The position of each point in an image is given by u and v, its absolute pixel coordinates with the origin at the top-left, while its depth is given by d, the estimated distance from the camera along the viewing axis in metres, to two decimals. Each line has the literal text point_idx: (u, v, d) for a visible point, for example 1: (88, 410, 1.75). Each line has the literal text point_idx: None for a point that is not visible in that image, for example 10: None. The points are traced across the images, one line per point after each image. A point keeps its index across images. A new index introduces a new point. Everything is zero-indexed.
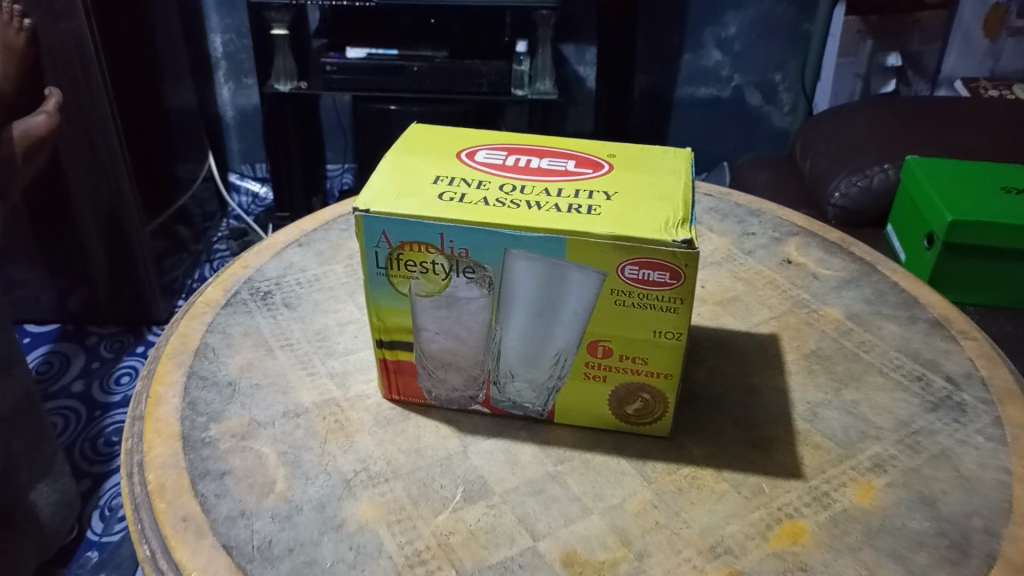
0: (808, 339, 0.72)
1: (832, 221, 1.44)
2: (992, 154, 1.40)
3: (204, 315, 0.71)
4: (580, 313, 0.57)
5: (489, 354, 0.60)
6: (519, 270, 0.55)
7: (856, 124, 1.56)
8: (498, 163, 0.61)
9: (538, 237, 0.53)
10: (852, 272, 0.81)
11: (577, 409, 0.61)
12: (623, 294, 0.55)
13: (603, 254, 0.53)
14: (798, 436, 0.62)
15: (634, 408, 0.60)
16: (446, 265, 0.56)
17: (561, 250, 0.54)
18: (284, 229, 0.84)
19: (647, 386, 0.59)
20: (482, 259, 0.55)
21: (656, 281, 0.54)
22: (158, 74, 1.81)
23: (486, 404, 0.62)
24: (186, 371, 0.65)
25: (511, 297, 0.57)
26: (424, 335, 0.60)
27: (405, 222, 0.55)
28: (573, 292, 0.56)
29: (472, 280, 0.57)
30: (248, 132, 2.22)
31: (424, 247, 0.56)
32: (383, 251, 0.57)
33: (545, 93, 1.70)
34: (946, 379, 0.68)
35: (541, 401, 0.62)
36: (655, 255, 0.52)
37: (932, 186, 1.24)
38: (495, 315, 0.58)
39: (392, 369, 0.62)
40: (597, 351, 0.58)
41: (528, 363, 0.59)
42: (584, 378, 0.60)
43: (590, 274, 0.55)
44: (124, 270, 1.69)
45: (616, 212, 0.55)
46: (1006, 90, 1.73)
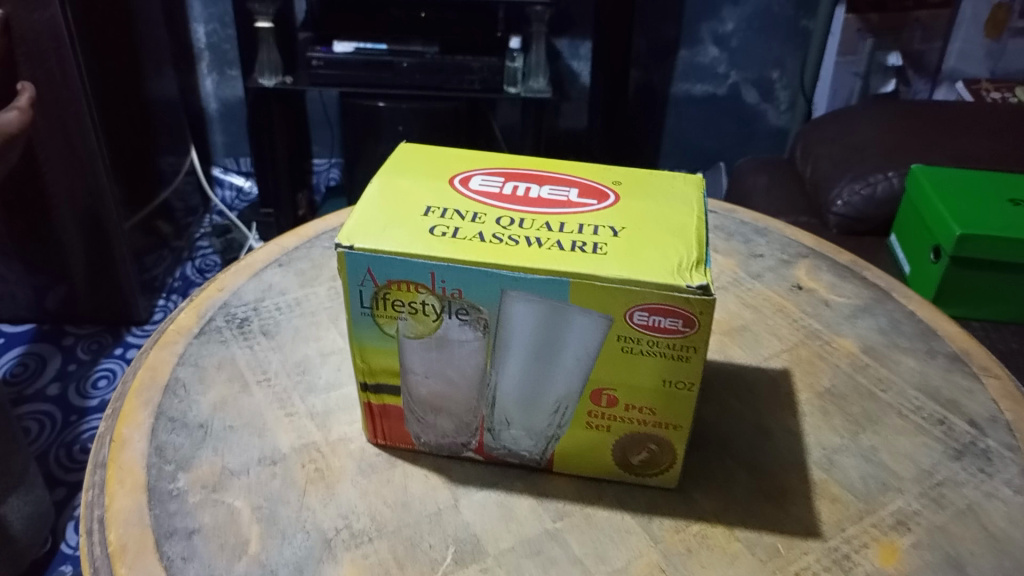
0: (822, 375, 0.68)
1: (833, 229, 1.40)
2: (998, 163, 1.36)
3: (175, 346, 0.66)
4: (584, 358, 0.52)
5: (482, 399, 0.55)
6: (518, 313, 0.51)
7: (860, 128, 1.52)
8: (494, 190, 0.56)
9: (539, 279, 0.49)
10: (866, 299, 0.76)
11: (577, 459, 0.57)
12: (631, 341, 0.51)
13: (611, 298, 0.49)
14: (814, 488, 0.58)
15: (640, 458, 0.56)
16: (437, 306, 0.51)
17: (563, 293, 0.49)
18: (263, 246, 0.79)
19: (654, 436, 0.55)
20: (476, 300, 0.50)
21: (668, 328, 0.49)
22: (139, 64, 1.75)
23: (479, 451, 0.58)
24: (153, 412, 0.60)
25: (508, 340, 0.52)
26: (412, 378, 0.55)
27: (393, 260, 0.50)
28: (576, 336, 0.51)
29: (465, 322, 0.52)
30: (232, 125, 2.16)
31: (413, 286, 0.51)
32: (368, 289, 0.51)
33: (539, 92, 1.63)
34: (969, 423, 0.63)
35: (538, 449, 0.57)
36: (666, 301, 0.48)
37: (939, 197, 1.20)
38: (491, 358, 0.53)
39: (377, 413, 0.57)
40: (600, 400, 0.54)
41: (526, 409, 0.55)
42: (586, 427, 0.55)
43: (596, 318, 0.50)
44: (105, 268, 1.63)
45: (624, 251, 0.50)
46: (1008, 93, 1.68)
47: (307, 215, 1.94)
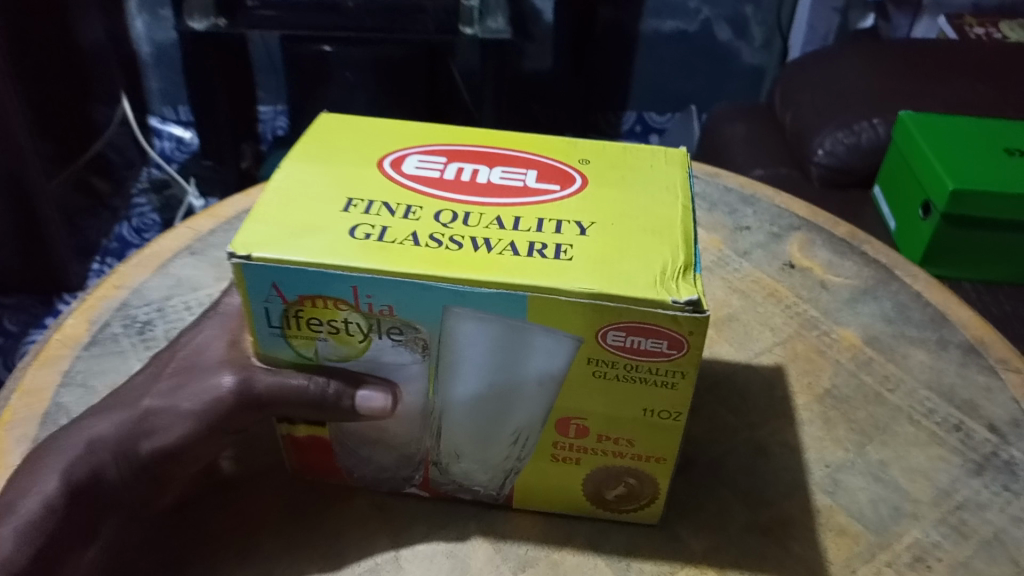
0: (822, 374, 0.59)
1: (816, 181, 1.32)
2: (989, 111, 1.27)
3: (59, 363, 0.55)
4: (548, 383, 0.42)
5: (425, 431, 0.45)
6: (464, 332, 0.40)
7: (843, 70, 1.42)
8: (435, 176, 0.46)
9: (489, 294, 0.38)
10: (867, 280, 0.68)
11: (540, 496, 0.48)
12: (605, 365, 0.41)
13: (580, 316, 0.39)
14: (818, 518, 0.49)
15: (616, 493, 0.47)
16: (363, 326, 0.41)
17: (521, 309, 0.39)
18: (172, 231, 0.68)
19: (633, 469, 0.46)
20: (413, 318, 0.40)
21: (650, 351, 0.40)
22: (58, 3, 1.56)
23: (425, 488, 0.49)
24: (28, 450, 0.49)
25: (454, 363, 0.42)
26: None
27: (302, 272, 0.39)
28: (539, 359, 0.41)
29: (400, 343, 0.42)
30: (169, 70, 1.98)
31: (331, 301, 0.40)
32: (276, 306, 0.41)
33: (499, 34, 1.45)
34: (989, 429, 0.55)
35: (496, 486, 0.48)
36: (649, 321, 0.38)
37: (932, 149, 1.10)
38: (433, 384, 0.43)
39: (299, 445, 0.48)
40: (568, 430, 0.44)
41: (479, 443, 0.45)
42: (552, 461, 0.46)
43: (562, 339, 0.40)
44: (31, 234, 1.45)
45: (595, 255, 0.40)
46: (992, 28, 1.57)
47: (254, 168, 1.78)
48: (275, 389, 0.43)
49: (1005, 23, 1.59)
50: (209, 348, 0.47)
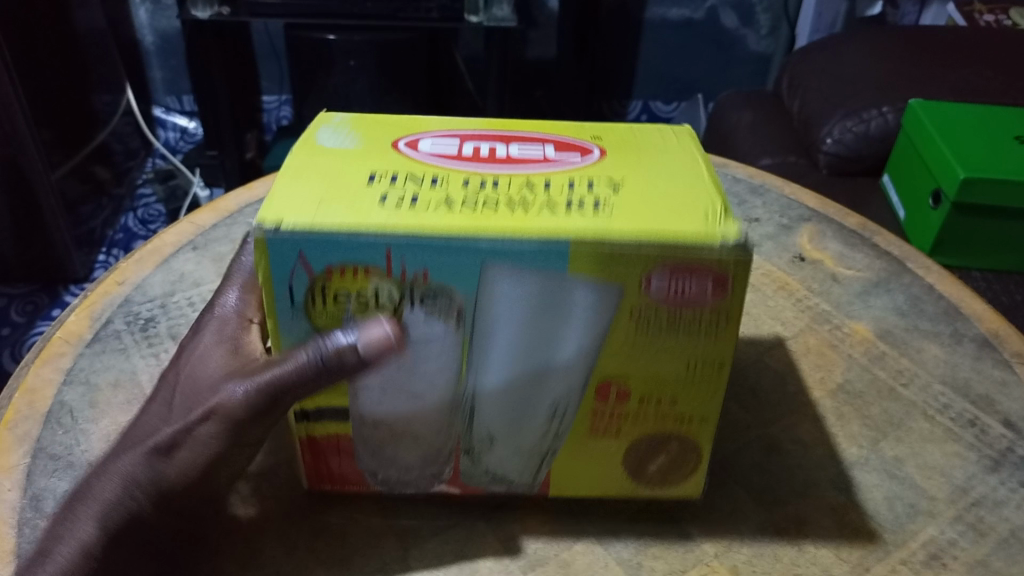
0: (834, 369, 0.58)
1: (823, 169, 1.31)
2: (999, 98, 1.26)
3: (61, 360, 0.55)
4: (588, 342, 0.41)
5: (457, 416, 0.44)
6: (502, 292, 0.39)
7: (851, 58, 1.40)
8: (450, 152, 0.45)
9: (532, 246, 0.37)
10: (879, 272, 0.67)
11: (578, 477, 0.47)
12: (647, 317, 0.40)
13: (627, 264, 0.38)
14: (832, 516, 0.49)
15: (657, 462, 0.46)
16: (394, 295, 0.39)
17: (565, 261, 0.38)
18: (175, 226, 0.67)
19: (674, 433, 0.45)
20: (448, 282, 0.39)
21: (695, 294, 0.39)
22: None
23: (455, 483, 0.47)
24: (30, 450, 0.49)
25: (489, 329, 0.41)
26: (365, 398, 0.43)
27: (332, 239, 0.37)
28: (577, 319, 0.40)
29: (433, 314, 0.40)
30: (172, 59, 1.96)
31: (361, 271, 0.39)
32: (300, 282, 0.39)
33: (503, 21, 1.44)
34: (1004, 425, 0.55)
35: (530, 470, 0.47)
36: (697, 261, 0.38)
37: (943, 137, 1.09)
38: (465, 362, 0.42)
39: (319, 451, 0.46)
40: (608, 396, 0.43)
41: (514, 418, 0.44)
42: (591, 433, 0.45)
43: (604, 292, 0.39)
44: (33, 223, 1.44)
45: (631, 206, 0.39)
46: (1002, 15, 1.55)
47: (257, 158, 1.78)
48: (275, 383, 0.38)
49: (1015, 10, 1.57)
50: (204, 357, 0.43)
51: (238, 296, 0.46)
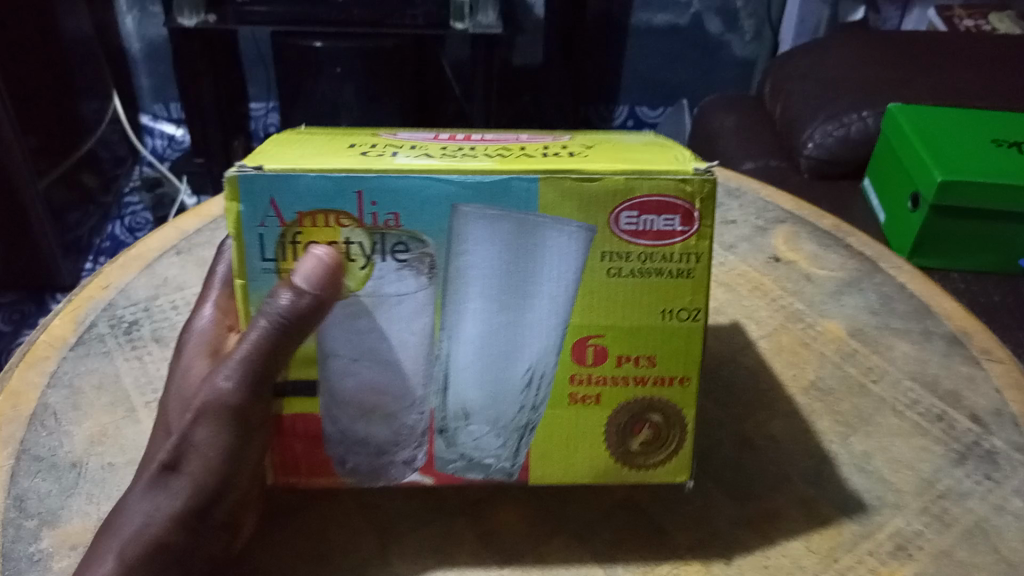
0: (807, 367, 0.60)
1: (805, 172, 1.32)
2: (977, 100, 1.28)
3: (45, 364, 0.55)
4: (562, 291, 0.42)
5: (430, 384, 0.43)
6: (474, 236, 0.41)
7: (832, 62, 1.42)
8: (430, 138, 0.47)
9: (500, 181, 0.40)
10: (852, 272, 0.68)
11: (560, 461, 0.45)
12: (618, 263, 0.42)
13: (593, 198, 0.40)
14: (803, 510, 0.50)
15: (641, 441, 0.45)
16: (365, 246, 0.40)
17: (532, 196, 0.40)
18: (158, 232, 0.68)
19: (655, 403, 0.44)
20: (420, 226, 0.40)
21: (662, 232, 0.41)
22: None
23: (428, 471, 0.45)
24: (14, 451, 0.49)
25: (462, 279, 0.42)
26: (336, 365, 0.43)
27: (305, 181, 0.39)
28: (551, 262, 0.41)
29: (405, 264, 0.41)
30: (159, 67, 1.96)
31: (333, 218, 0.40)
32: (271, 233, 0.40)
33: (489, 28, 1.46)
34: (972, 420, 0.56)
35: (508, 454, 0.45)
36: (662, 191, 0.40)
37: (920, 140, 1.11)
38: (440, 319, 0.42)
39: (288, 434, 0.44)
40: (585, 356, 0.44)
41: (490, 385, 0.44)
42: (570, 404, 0.44)
43: (573, 231, 0.41)
44: (19, 231, 1.45)
45: (597, 156, 0.42)
46: (982, 20, 1.58)
47: None
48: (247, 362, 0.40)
49: (994, 14, 1.59)
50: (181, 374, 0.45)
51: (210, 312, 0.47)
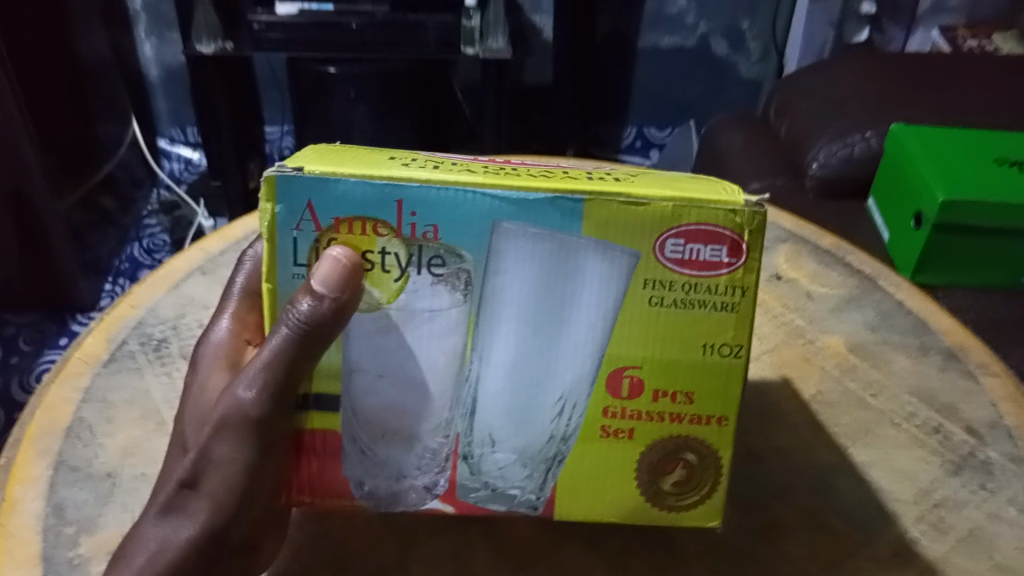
0: (809, 381, 0.62)
1: (811, 191, 1.34)
2: (978, 120, 1.30)
3: (79, 380, 0.58)
4: (599, 321, 0.44)
5: (457, 407, 0.46)
6: (513, 257, 0.42)
7: (835, 82, 1.45)
8: (473, 158, 0.49)
9: (544, 198, 0.41)
10: (852, 289, 0.71)
11: (593, 490, 0.47)
12: (661, 292, 0.43)
13: (638, 221, 0.42)
14: (805, 519, 0.52)
15: (673, 480, 0.47)
16: (399, 257, 0.42)
17: (578, 214, 0.41)
18: (185, 252, 0.71)
19: (691, 442, 0.46)
20: (457, 242, 0.42)
21: (708, 262, 0.42)
22: (64, 26, 1.60)
23: (448, 498, 0.47)
24: (51, 462, 0.52)
25: (496, 302, 0.44)
26: (360, 379, 0.45)
27: (348, 185, 0.41)
28: (589, 289, 0.43)
29: (438, 279, 0.43)
30: (177, 91, 2.01)
31: (370, 226, 0.42)
32: (305, 238, 0.42)
33: (498, 53, 1.47)
34: (968, 431, 0.58)
35: (534, 486, 0.47)
36: (711, 221, 0.42)
37: (924, 160, 1.13)
38: (471, 340, 0.44)
39: (306, 449, 0.47)
40: (623, 385, 0.45)
41: (521, 414, 0.46)
42: (602, 437, 0.46)
43: (616, 258, 0.42)
44: (41, 253, 1.48)
45: (642, 181, 0.44)
46: (985, 40, 1.61)
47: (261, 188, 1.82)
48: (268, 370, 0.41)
49: (998, 35, 1.62)
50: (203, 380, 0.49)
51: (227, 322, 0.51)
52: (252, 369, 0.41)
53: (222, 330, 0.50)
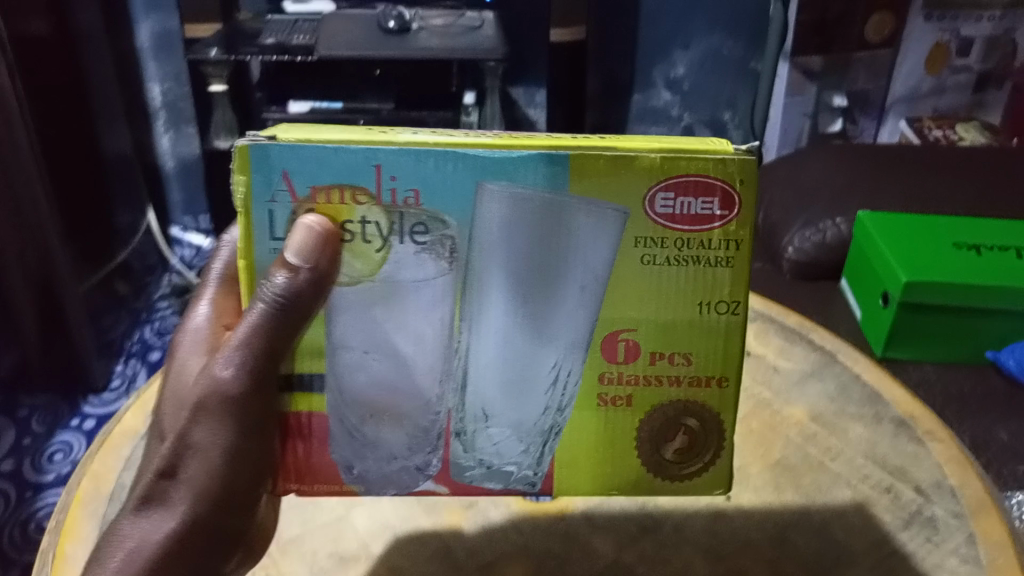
0: (773, 447, 0.69)
1: (787, 273, 1.43)
2: (941, 208, 1.41)
3: (122, 448, 0.66)
4: (591, 283, 0.50)
5: (449, 381, 0.53)
6: (500, 216, 0.48)
7: (811, 172, 1.55)
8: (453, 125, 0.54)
9: (529, 156, 0.47)
10: (814, 364, 0.78)
11: (605, 464, 0.55)
12: (653, 254, 0.50)
13: (626, 179, 0.48)
14: (767, 567, 0.59)
15: (674, 448, 0.55)
16: (379, 225, 0.48)
17: (563, 168, 0.47)
18: None
19: (690, 407, 0.54)
20: (440, 208, 0.48)
21: (700, 214, 0.49)
22: (84, 123, 1.70)
23: (440, 479, 0.56)
24: (98, 524, 0.60)
25: (484, 268, 0.50)
26: (348, 355, 0.52)
27: (324, 156, 0.47)
28: (584, 241, 0.49)
29: (423, 246, 0.49)
30: (191, 181, 2.09)
31: (349, 194, 0.48)
32: (280, 211, 0.48)
33: None
34: (916, 490, 0.65)
35: (531, 462, 0.55)
36: (704, 172, 0.47)
37: (888, 246, 1.22)
38: (458, 308, 0.51)
39: (292, 431, 0.54)
40: (622, 350, 0.52)
41: (515, 394, 0.53)
42: (604, 406, 0.54)
43: (612, 212, 0.48)
44: (58, 337, 1.51)
45: (618, 138, 0.49)
46: (950, 130, 1.72)
47: None
48: (248, 344, 0.50)
49: (962, 125, 1.75)
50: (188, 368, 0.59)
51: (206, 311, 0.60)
52: (231, 347, 0.51)
53: (203, 316, 0.60)
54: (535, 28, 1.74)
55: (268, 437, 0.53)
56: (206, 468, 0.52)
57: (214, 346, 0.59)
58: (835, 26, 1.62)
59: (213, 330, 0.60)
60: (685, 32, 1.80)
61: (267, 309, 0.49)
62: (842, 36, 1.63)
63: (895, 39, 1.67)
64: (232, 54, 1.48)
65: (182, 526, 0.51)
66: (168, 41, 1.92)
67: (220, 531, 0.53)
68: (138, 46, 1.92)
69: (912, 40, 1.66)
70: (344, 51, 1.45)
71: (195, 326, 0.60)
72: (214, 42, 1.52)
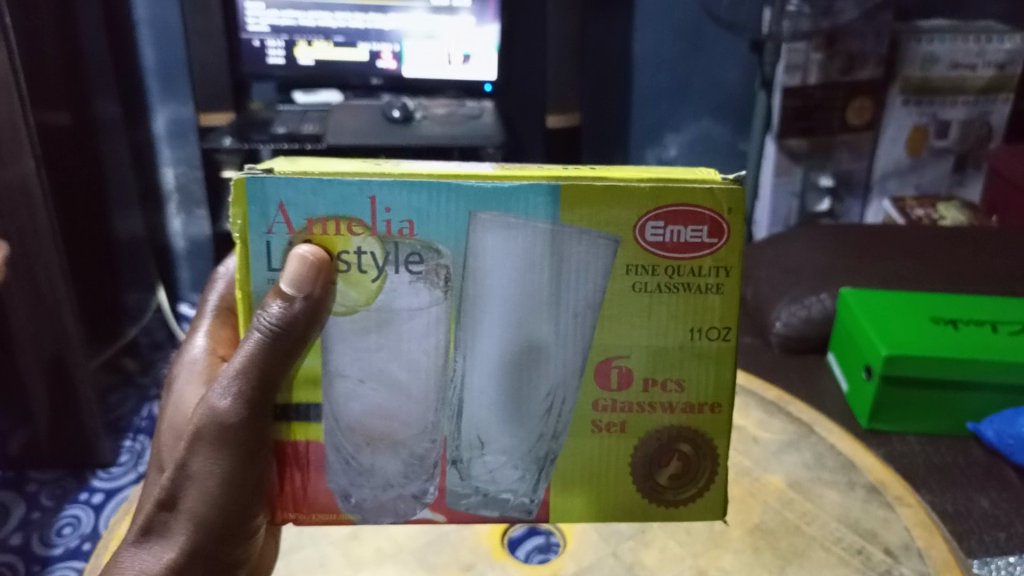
0: (752, 513, 0.74)
1: (776, 347, 1.49)
2: (921, 283, 1.47)
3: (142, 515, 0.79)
4: (581, 312, 0.58)
5: (445, 408, 0.59)
6: (495, 249, 0.55)
7: (798, 252, 1.61)
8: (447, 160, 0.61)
9: (523, 185, 0.54)
10: (792, 435, 0.83)
11: (602, 490, 0.62)
12: (643, 282, 0.57)
13: (619, 212, 0.55)
14: None
15: (669, 475, 0.62)
16: (378, 254, 0.55)
17: (557, 197, 0.54)
18: None
19: (684, 433, 0.61)
20: (434, 239, 0.55)
21: (695, 239, 0.56)
22: (98, 205, 1.77)
23: (437, 507, 0.62)
24: None
25: (481, 298, 0.57)
26: (346, 385, 0.58)
27: (319, 189, 0.54)
28: (575, 272, 0.56)
29: (418, 277, 0.56)
30: (200, 260, 2.14)
31: (345, 226, 0.55)
32: (276, 241, 0.55)
33: None
34: (885, 552, 0.69)
35: (527, 490, 0.62)
36: (696, 201, 0.55)
37: (870, 323, 1.28)
38: (453, 336, 0.58)
39: (290, 460, 0.61)
40: (619, 376, 0.60)
41: (511, 421, 0.60)
42: (602, 432, 0.61)
43: (606, 241, 0.56)
44: (69, 412, 1.53)
45: (609, 171, 0.57)
46: (931, 209, 1.76)
47: None
48: (242, 373, 0.58)
49: (942, 205, 1.78)
50: (186, 396, 0.72)
51: (201, 344, 0.75)
52: (226, 378, 0.59)
53: (200, 348, 0.75)
54: (530, 118, 1.84)
55: (260, 465, 0.60)
56: (199, 499, 0.62)
57: (208, 374, 0.73)
58: (819, 113, 1.71)
59: (209, 359, 0.74)
60: (675, 115, 1.90)
61: (258, 340, 0.57)
62: (822, 120, 1.72)
63: (874, 123, 1.76)
64: (244, 144, 1.50)
65: (179, 554, 0.62)
66: (181, 126, 1.99)
67: (214, 557, 0.63)
68: (154, 133, 1.98)
69: (891, 121, 1.75)
70: (351, 141, 1.48)
71: (193, 357, 0.74)
72: (227, 131, 1.56)
